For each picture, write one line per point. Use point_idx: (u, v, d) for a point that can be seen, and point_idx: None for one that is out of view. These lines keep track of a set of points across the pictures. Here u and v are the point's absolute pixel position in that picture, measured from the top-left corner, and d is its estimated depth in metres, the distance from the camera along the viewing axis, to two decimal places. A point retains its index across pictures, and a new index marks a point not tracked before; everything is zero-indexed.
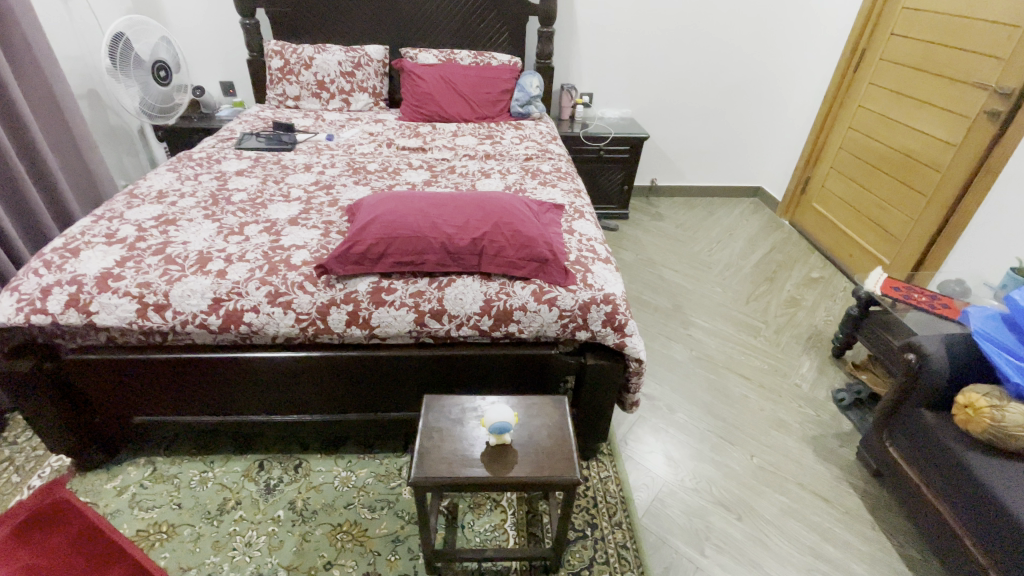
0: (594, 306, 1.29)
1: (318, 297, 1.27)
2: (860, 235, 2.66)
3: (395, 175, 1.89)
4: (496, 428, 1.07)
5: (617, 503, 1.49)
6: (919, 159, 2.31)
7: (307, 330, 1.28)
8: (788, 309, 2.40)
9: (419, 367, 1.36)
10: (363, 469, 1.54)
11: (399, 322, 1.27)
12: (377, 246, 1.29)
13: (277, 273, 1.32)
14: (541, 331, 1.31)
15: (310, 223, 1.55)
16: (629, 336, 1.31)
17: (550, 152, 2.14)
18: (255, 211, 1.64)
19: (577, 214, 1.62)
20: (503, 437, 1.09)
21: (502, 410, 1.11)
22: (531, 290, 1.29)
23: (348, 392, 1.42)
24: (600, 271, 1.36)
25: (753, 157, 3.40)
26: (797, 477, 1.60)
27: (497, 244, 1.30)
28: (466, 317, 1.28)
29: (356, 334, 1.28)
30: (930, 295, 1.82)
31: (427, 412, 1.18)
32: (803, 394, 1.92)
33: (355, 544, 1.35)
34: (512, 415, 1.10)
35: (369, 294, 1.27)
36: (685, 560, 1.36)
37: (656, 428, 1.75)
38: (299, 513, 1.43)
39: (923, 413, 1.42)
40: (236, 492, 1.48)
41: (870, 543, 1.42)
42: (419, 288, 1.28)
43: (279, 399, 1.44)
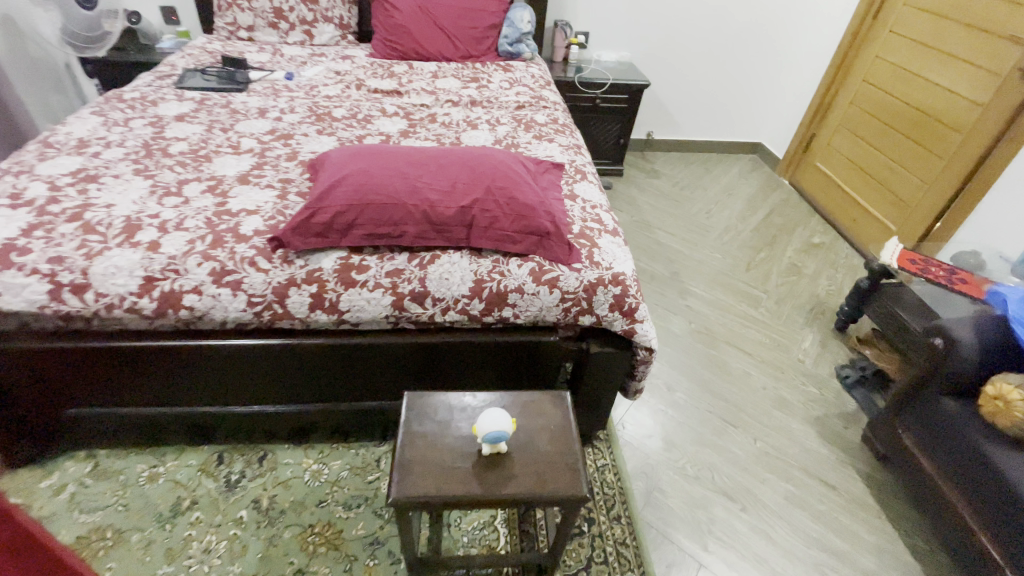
0: (600, 288, 1.11)
1: (274, 277, 1.06)
2: (866, 198, 2.52)
3: (366, 123, 1.63)
4: (489, 434, 0.91)
5: (615, 495, 1.38)
6: (939, 119, 2.15)
7: (263, 316, 1.08)
8: (789, 277, 2.27)
9: (399, 355, 1.18)
10: (336, 461, 1.38)
11: (374, 306, 1.07)
12: (345, 215, 1.06)
13: (222, 246, 1.10)
14: (539, 315, 1.13)
15: (263, 181, 1.30)
16: (640, 322, 1.15)
17: (544, 99, 1.89)
18: (197, 166, 1.38)
19: (578, 174, 1.41)
20: (498, 445, 0.93)
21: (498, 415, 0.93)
22: (529, 269, 1.10)
23: (317, 381, 1.24)
24: (608, 246, 1.18)
25: (755, 109, 3.17)
26: (801, 462, 1.51)
27: (490, 214, 1.09)
28: (453, 300, 1.09)
29: (322, 320, 1.08)
30: (947, 269, 1.70)
31: (409, 413, 1.01)
32: (805, 370, 1.82)
33: (328, 547, 1.22)
34: (510, 418, 0.94)
35: (337, 272, 1.06)
36: (687, 556, 1.28)
37: (654, 409, 1.63)
38: (264, 513, 1.28)
39: (945, 401, 1.32)
40: (191, 490, 1.32)
41: (876, 534, 1.36)
42: (397, 266, 1.08)
43: (237, 389, 1.25)
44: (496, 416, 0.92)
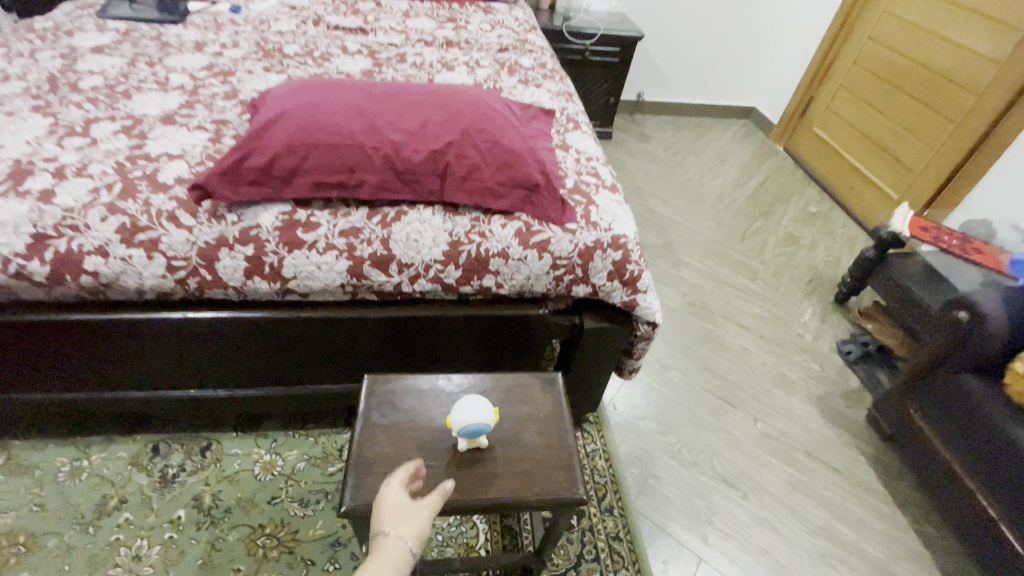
0: (598, 253, 0.94)
1: (200, 236, 0.86)
2: (866, 165, 2.39)
3: (323, 61, 1.40)
4: (465, 426, 0.74)
5: (607, 484, 1.24)
6: (952, 79, 2.01)
7: (187, 284, 0.88)
8: (786, 247, 2.15)
9: (359, 329, 1.00)
10: (292, 452, 1.21)
11: (326, 273, 0.88)
12: (287, 158, 0.85)
13: (133, 196, 0.89)
14: (526, 285, 0.96)
15: (192, 122, 1.08)
16: (642, 293, 0.99)
17: (530, 42, 1.67)
18: (112, 104, 1.14)
19: (570, 123, 1.22)
20: (476, 440, 0.77)
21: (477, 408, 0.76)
22: (513, 230, 0.92)
23: (263, 362, 1.06)
24: (607, 203, 1.01)
25: (751, 70, 2.99)
26: (804, 444, 1.40)
27: (467, 161, 0.90)
28: (423, 266, 0.90)
29: (262, 290, 0.89)
30: (960, 238, 1.60)
31: (369, 402, 0.83)
32: (805, 345, 1.71)
33: (282, 551, 1.05)
34: (491, 408, 0.77)
35: (279, 231, 0.87)
36: (685, 551, 1.15)
37: (647, 388, 1.49)
38: (206, 513, 1.10)
39: (965, 379, 1.22)
40: (120, 487, 1.13)
41: (884, 521, 1.26)
42: (353, 224, 0.89)
43: (168, 371, 1.06)
44: (473, 404, 0.75)
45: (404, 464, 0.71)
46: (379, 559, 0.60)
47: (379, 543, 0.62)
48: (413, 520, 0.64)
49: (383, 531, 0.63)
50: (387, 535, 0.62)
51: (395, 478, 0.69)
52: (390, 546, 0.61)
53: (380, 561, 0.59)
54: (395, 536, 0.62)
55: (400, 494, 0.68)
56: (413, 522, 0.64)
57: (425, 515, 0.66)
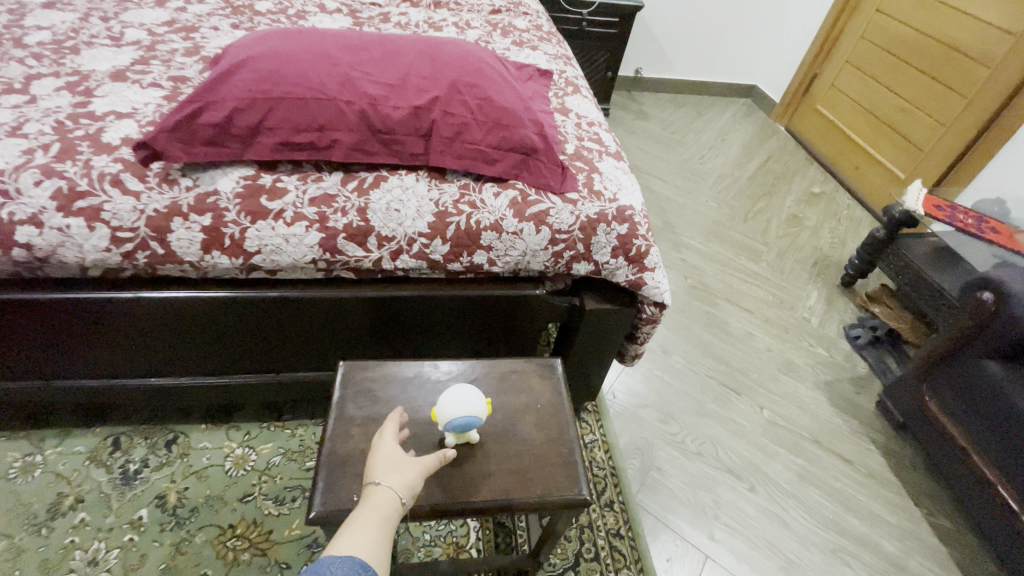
0: (602, 226, 0.85)
1: (149, 203, 0.75)
2: (872, 143, 2.30)
3: (298, 19, 1.27)
4: (452, 420, 0.65)
5: (606, 477, 1.16)
6: (965, 52, 1.92)
7: (136, 260, 0.77)
8: (790, 229, 2.06)
9: (336, 311, 0.90)
10: (266, 446, 1.11)
11: (294, 247, 0.78)
12: (248, 114, 0.74)
13: (72, 157, 0.77)
14: (521, 263, 0.87)
15: (147, 79, 0.96)
16: (650, 271, 0.89)
17: (525, 5, 1.55)
18: (57, 59, 1.01)
19: (569, 87, 1.12)
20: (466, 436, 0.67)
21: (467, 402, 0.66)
22: (508, 199, 0.82)
23: (230, 347, 0.95)
24: (611, 171, 0.91)
25: (753, 46, 2.87)
26: (812, 433, 1.33)
27: (456, 121, 0.80)
28: (405, 240, 0.80)
29: (223, 266, 0.78)
30: (975, 218, 1.53)
31: (344, 393, 0.74)
32: (812, 330, 1.64)
33: (254, 553, 0.97)
34: (482, 400, 0.67)
35: (241, 198, 0.76)
36: (690, 548, 1.08)
37: (648, 374, 1.40)
38: (170, 512, 1.01)
39: (987, 364, 1.13)
40: (76, 484, 1.03)
41: (897, 513, 1.20)
42: (326, 191, 0.78)
43: (125, 358, 0.95)
44: (461, 396, 0.66)
45: (393, 413, 0.67)
46: (368, 509, 0.55)
47: (369, 494, 0.57)
48: (405, 472, 0.60)
49: (374, 481, 0.58)
50: (378, 486, 0.58)
51: (388, 429, 0.64)
52: (380, 497, 0.56)
53: (370, 512, 0.55)
54: (386, 487, 0.57)
55: (394, 444, 0.63)
56: (406, 473, 0.60)
57: (420, 467, 0.61)
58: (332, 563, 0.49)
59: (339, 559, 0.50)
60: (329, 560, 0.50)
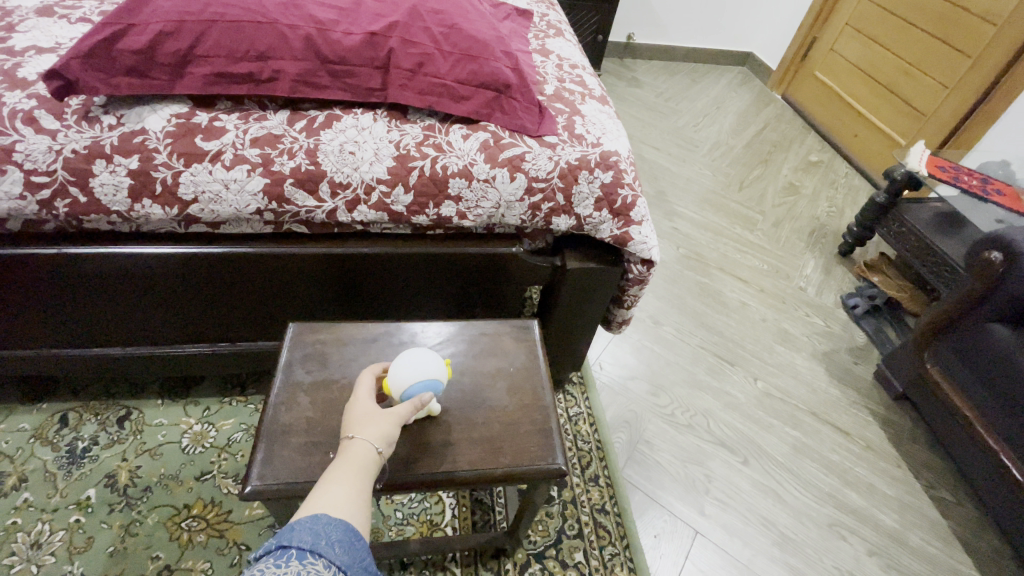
0: (583, 173, 0.77)
1: (66, 143, 0.66)
2: (872, 109, 2.22)
3: None
4: (412, 386, 0.57)
5: (591, 451, 1.09)
6: (970, 8, 1.83)
7: (54, 208, 0.67)
8: (787, 198, 1.99)
9: (292, 272, 0.82)
10: (227, 422, 1.04)
11: (236, 195, 0.69)
12: (175, 39, 0.65)
13: None
14: (495, 215, 0.78)
15: (75, 15, 0.86)
16: (637, 224, 0.81)
17: None
18: None
19: (551, 29, 1.02)
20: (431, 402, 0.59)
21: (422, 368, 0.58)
22: (478, 142, 0.74)
23: (177, 313, 0.87)
24: (595, 114, 0.82)
25: (750, 10, 2.75)
26: (808, 405, 1.28)
27: (418, 51, 0.71)
28: (363, 187, 0.71)
29: (156, 216, 0.69)
30: (980, 179, 1.45)
31: (293, 356, 0.66)
32: (809, 300, 1.57)
33: (210, 535, 0.90)
34: (437, 356, 0.60)
35: (172, 138, 0.67)
36: (679, 523, 1.02)
37: (637, 345, 1.33)
38: (121, 492, 0.93)
39: (995, 328, 1.07)
40: (19, 463, 0.95)
41: (897, 486, 1.15)
42: (270, 131, 0.69)
43: (64, 326, 0.86)
44: (413, 359, 0.58)
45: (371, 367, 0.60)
46: (346, 466, 0.49)
47: (343, 449, 0.51)
48: (381, 421, 0.53)
49: (348, 436, 0.52)
50: (352, 439, 0.51)
51: (359, 380, 0.58)
52: (355, 451, 0.50)
53: (347, 468, 0.49)
54: (361, 439, 0.51)
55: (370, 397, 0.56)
56: (382, 422, 0.53)
57: (397, 415, 0.54)
58: (326, 526, 0.44)
59: (333, 521, 0.44)
60: (324, 520, 0.44)
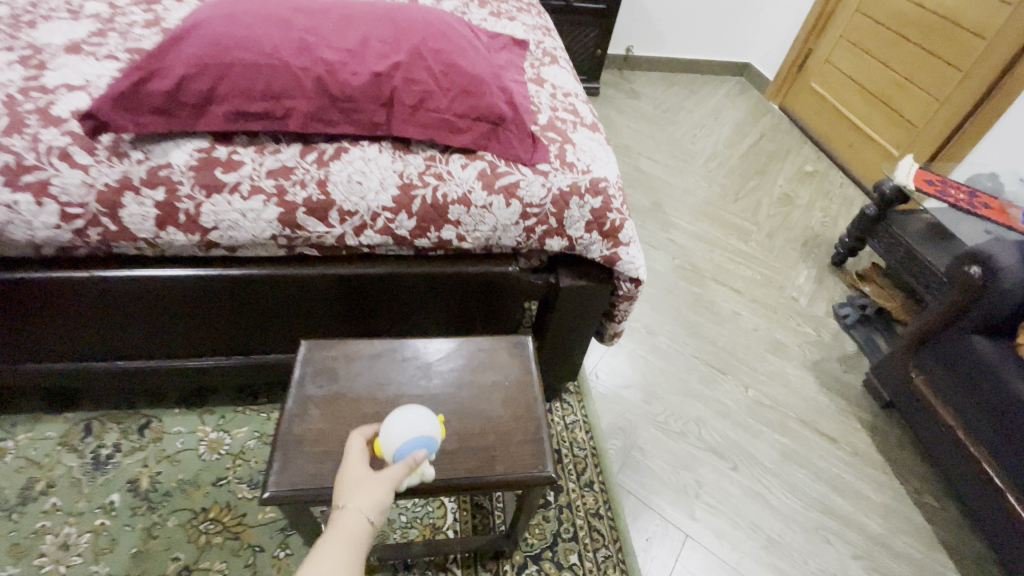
0: (575, 198, 0.82)
1: (98, 177, 0.72)
2: (866, 120, 2.26)
3: None
4: (403, 445, 0.58)
5: (587, 458, 1.14)
6: (960, 23, 1.87)
7: (87, 236, 0.74)
8: (782, 208, 2.03)
9: (303, 291, 0.87)
10: (241, 429, 1.10)
11: (253, 223, 0.75)
12: (198, 81, 0.71)
13: (19, 130, 0.74)
14: (492, 238, 0.84)
15: (102, 52, 0.92)
16: (625, 245, 0.87)
17: None
18: (11, 32, 0.96)
19: (546, 57, 1.08)
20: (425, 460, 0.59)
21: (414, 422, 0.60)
22: (476, 171, 0.79)
23: (196, 329, 0.93)
24: (585, 142, 0.88)
25: (747, 22, 2.80)
26: (798, 412, 1.32)
27: (419, 88, 0.77)
28: (369, 214, 0.77)
29: (179, 242, 0.76)
30: (967, 192, 1.49)
31: (305, 372, 0.72)
32: (801, 309, 1.61)
33: (226, 537, 0.95)
34: (427, 415, 0.61)
35: (194, 171, 0.73)
36: (671, 527, 1.07)
37: (633, 355, 1.38)
38: (143, 497, 0.99)
39: (975, 340, 1.11)
40: (47, 469, 1.01)
41: (883, 492, 1.19)
42: (284, 163, 0.75)
43: (91, 342, 0.92)
44: (403, 416, 0.60)
45: (363, 428, 0.61)
46: (336, 537, 0.50)
47: (334, 518, 0.52)
48: (372, 488, 0.54)
49: (339, 503, 0.53)
50: (342, 508, 0.52)
51: (350, 442, 0.59)
52: (344, 522, 0.51)
53: (337, 540, 0.50)
54: (351, 508, 0.52)
55: (361, 461, 0.57)
56: (372, 488, 0.54)
57: (389, 479, 0.55)
58: None
59: None
60: None
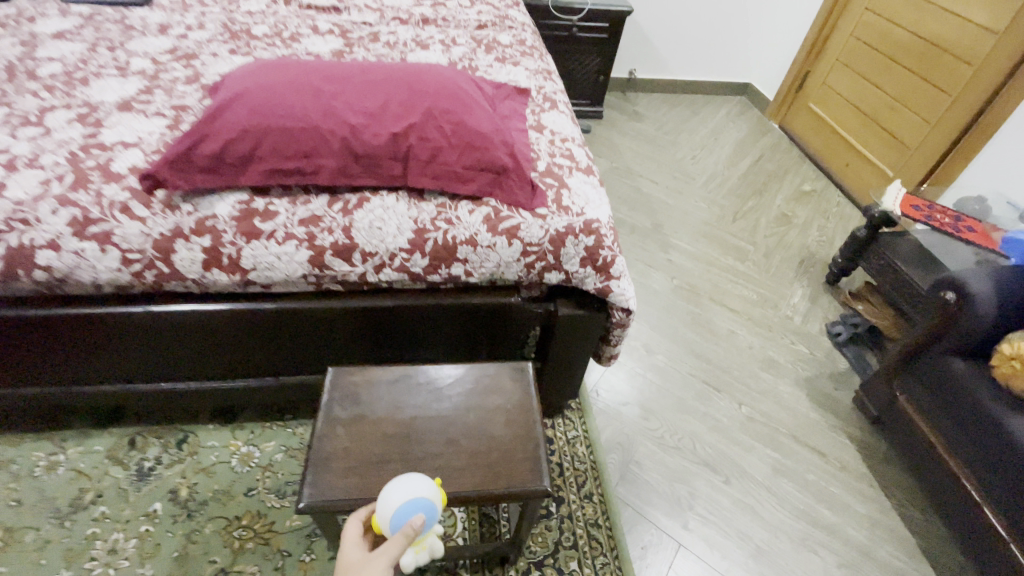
0: (570, 238, 0.91)
1: (154, 227, 0.83)
2: (862, 141, 2.33)
3: (291, 42, 1.34)
4: (395, 518, 0.62)
5: (587, 471, 1.23)
6: (950, 50, 1.94)
7: (143, 277, 0.85)
8: (779, 227, 2.11)
9: (328, 321, 0.98)
10: (269, 443, 1.20)
11: (286, 264, 0.85)
12: (241, 144, 0.82)
13: (85, 187, 0.85)
14: (497, 273, 0.93)
15: (151, 109, 1.04)
16: (616, 279, 0.96)
17: (511, 19, 1.61)
18: (69, 91, 1.09)
19: (546, 102, 1.18)
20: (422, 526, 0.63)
21: (410, 490, 0.65)
22: (482, 216, 0.89)
23: (232, 354, 1.03)
24: (580, 186, 0.97)
25: (746, 44, 2.90)
26: (789, 428, 1.39)
27: (431, 144, 0.87)
28: (388, 255, 0.87)
29: (222, 281, 0.86)
30: (952, 217, 1.56)
31: (332, 397, 0.81)
32: (794, 327, 1.69)
33: (258, 543, 1.05)
34: (419, 481, 0.66)
35: (236, 221, 0.84)
36: (665, 537, 1.14)
37: (632, 373, 1.46)
38: (182, 505, 1.10)
39: (952, 361, 1.18)
40: (96, 480, 1.12)
41: (869, 504, 1.26)
42: (313, 212, 0.86)
43: (139, 366, 1.03)
44: (396, 488, 0.65)
45: (356, 515, 0.67)
46: None
47: None
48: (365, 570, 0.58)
49: None
50: None
51: (347, 531, 0.65)
52: None
53: None
54: None
55: (356, 549, 0.62)
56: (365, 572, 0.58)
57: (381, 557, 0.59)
58: None
59: None
60: None
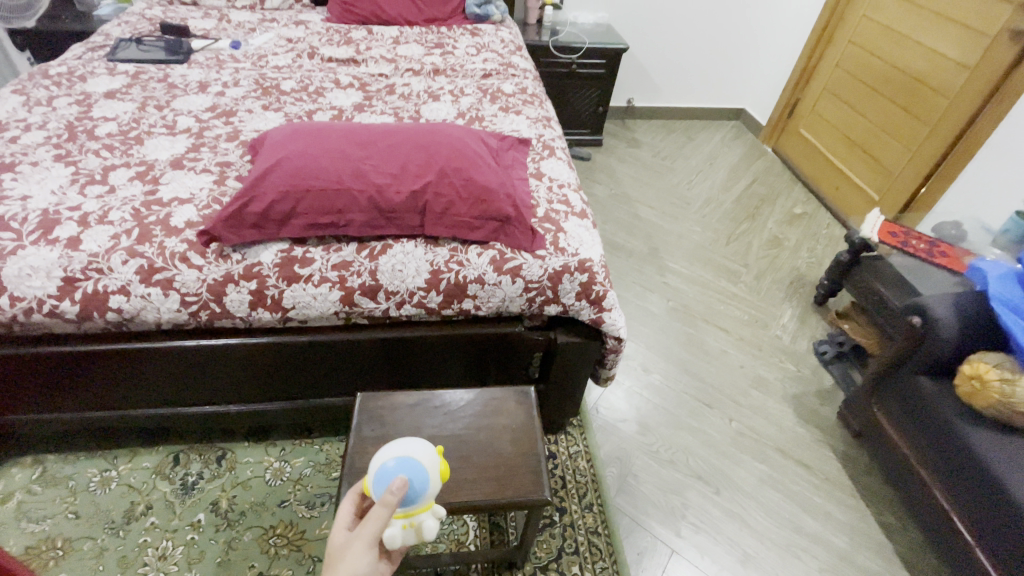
0: (566, 276, 1.04)
1: (208, 274, 0.97)
2: (849, 165, 2.45)
3: (317, 96, 1.50)
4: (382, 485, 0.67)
5: (588, 483, 1.34)
6: (927, 82, 2.06)
7: (199, 316, 0.99)
8: (770, 250, 2.22)
9: (355, 350, 1.11)
10: (299, 459, 1.33)
11: (321, 303, 0.99)
12: (284, 204, 0.97)
13: (150, 240, 1.00)
14: (503, 306, 1.06)
15: (199, 166, 1.19)
16: (608, 310, 1.08)
17: (514, 66, 1.76)
18: (126, 150, 1.25)
19: (545, 150, 1.32)
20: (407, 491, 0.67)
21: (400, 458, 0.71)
22: (489, 258, 1.02)
23: (269, 381, 1.17)
24: (575, 229, 1.10)
25: (739, 73, 3.04)
26: (776, 442, 1.49)
27: (445, 199, 1.01)
28: (407, 293, 1.01)
29: (266, 318, 1.00)
30: (928, 242, 1.67)
31: (361, 418, 0.94)
32: (783, 346, 1.79)
33: (291, 549, 1.17)
34: (408, 453, 0.71)
35: (279, 267, 0.98)
36: (660, 544, 1.25)
37: (629, 392, 1.58)
38: (223, 516, 1.22)
39: (921, 379, 1.28)
40: (145, 494, 1.25)
41: (850, 512, 1.36)
42: (344, 258, 1.00)
43: (187, 392, 1.17)
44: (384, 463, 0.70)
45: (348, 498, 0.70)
46: None
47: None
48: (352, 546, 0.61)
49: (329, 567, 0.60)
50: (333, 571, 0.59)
51: (341, 513, 0.68)
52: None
53: None
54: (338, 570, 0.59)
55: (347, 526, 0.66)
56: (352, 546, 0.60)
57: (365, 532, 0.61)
58: None
59: None
60: None
